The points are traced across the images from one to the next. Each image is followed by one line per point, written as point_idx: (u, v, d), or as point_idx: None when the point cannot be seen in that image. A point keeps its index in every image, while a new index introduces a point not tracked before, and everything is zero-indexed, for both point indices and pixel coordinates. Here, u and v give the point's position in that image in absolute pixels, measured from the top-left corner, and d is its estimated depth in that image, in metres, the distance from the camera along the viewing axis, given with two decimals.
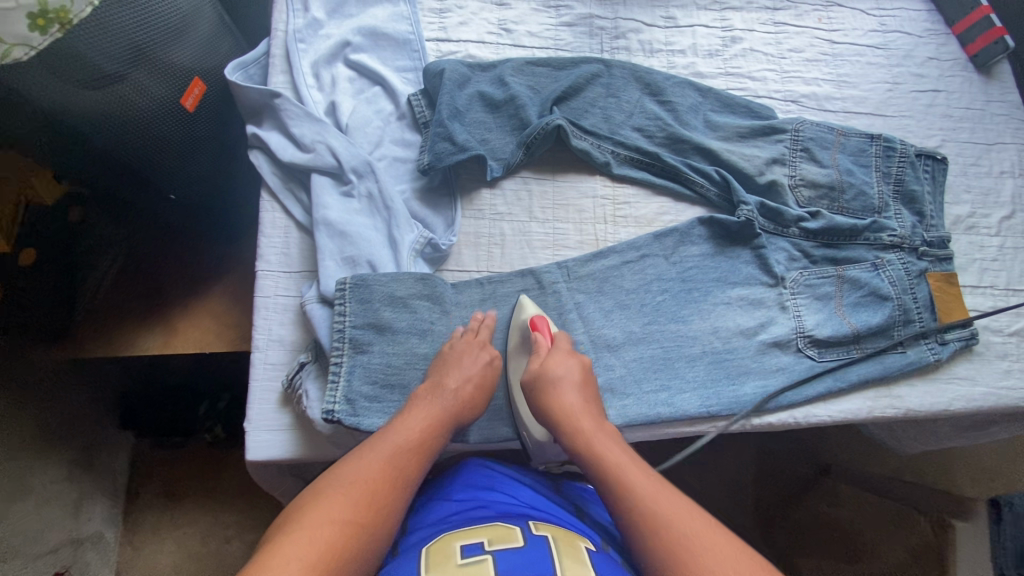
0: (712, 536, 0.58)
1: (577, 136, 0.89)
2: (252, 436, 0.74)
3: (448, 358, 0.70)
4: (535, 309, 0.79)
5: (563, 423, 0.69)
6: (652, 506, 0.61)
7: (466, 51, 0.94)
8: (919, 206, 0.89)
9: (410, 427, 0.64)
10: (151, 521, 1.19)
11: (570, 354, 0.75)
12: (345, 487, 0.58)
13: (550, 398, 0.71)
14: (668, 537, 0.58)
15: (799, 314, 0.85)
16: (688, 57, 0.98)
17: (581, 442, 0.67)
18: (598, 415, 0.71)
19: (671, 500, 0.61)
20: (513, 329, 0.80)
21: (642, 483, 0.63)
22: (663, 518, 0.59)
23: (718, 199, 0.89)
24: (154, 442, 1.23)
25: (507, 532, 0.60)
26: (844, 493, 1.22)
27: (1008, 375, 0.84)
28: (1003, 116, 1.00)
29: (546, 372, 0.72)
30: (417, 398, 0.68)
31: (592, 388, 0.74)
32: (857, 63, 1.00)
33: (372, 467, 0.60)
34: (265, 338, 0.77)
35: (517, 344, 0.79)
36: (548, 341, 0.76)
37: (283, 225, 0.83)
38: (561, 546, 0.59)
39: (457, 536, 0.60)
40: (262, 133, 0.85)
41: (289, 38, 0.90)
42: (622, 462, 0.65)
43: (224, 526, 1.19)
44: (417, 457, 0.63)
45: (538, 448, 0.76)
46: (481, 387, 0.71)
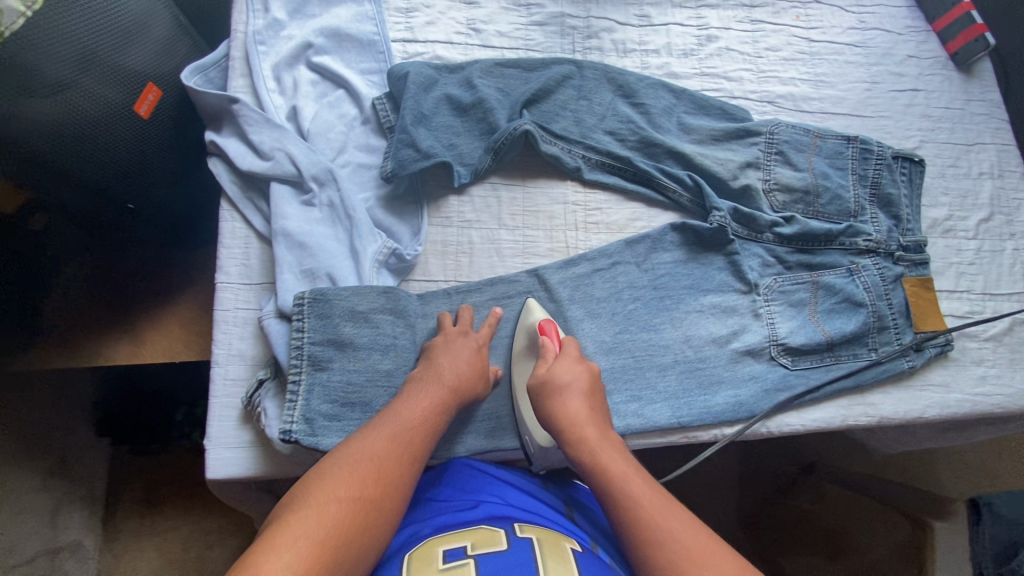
0: (720, 555, 0.55)
1: (547, 141, 0.87)
2: (212, 454, 0.72)
3: (435, 347, 0.71)
4: (543, 313, 0.78)
5: (566, 432, 0.66)
6: (656, 519, 0.57)
7: (433, 52, 0.92)
8: (895, 210, 0.88)
9: (413, 407, 0.64)
10: (130, 530, 1.13)
11: (577, 359, 0.73)
12: (350, 465, 0.57)
13: (554, 405, 0.68)
14: (672, 553, 0.55)
15: (772, 321, 0.84)
16: (662, 57, 0.96)
17: (586, 452, 0.64)
18: (603, 425, 0.68)
19: (676, 513, 0.58)
20: (520, 332, 0.78)
21: (646, 495, 0.60)
22: (667, 532, 0.56)
23: (691, 205, 0.88)
24: (133, 449, 1.16)
25: (490, 535, 0.58)
26: (827, 491, 1.21)
27: (983, 382, 0.83)
28: (983, 115, 0.98)
29: (551, 378, 0.70)
30: (418, 379, 0.68)
31: (599, 397, 0.71)
32: (835, 62, 0.98)
33: (378, 443, 0.59)
34: (224, 353, 0.75)
35: (523, 348, 0.77)
36: (555, 345, 0.75)
37: (243, 235, 0.80)
38: (545, 547, 0.57)
39: (440, 541, 0.58)
40: (220, 140, 0.82)
41: (249, 40, 0.87)
42: (627, 473, 0.62)
43: (205, 535, 1.14)
44: (423, 435, 0.63)
45: (541, 452, 0.74)
46: (478, 371, 0.71)
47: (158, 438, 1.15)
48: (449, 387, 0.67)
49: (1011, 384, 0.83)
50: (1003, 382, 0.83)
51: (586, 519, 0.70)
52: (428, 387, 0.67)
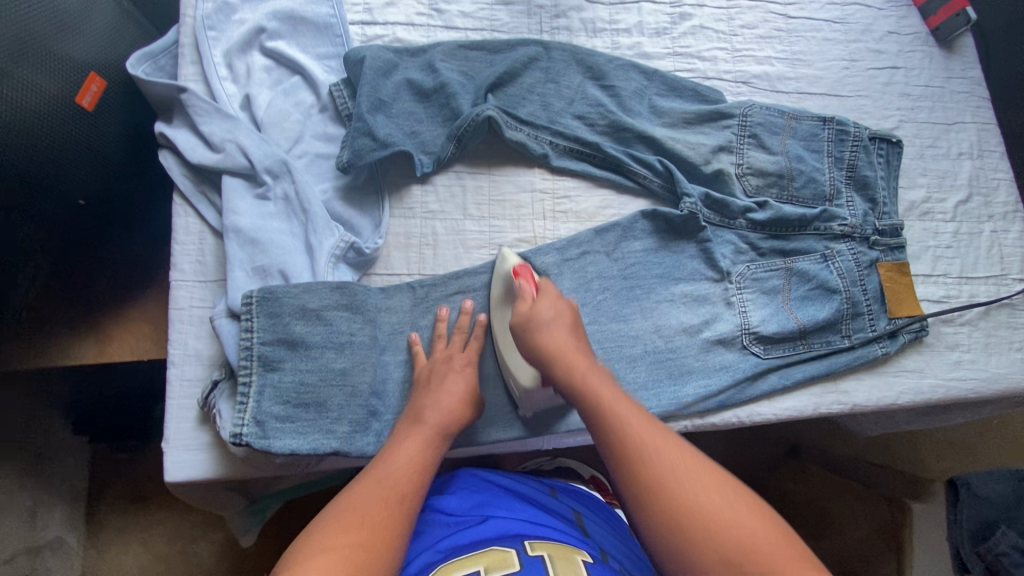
0: (701, 473, 0.53)
1: (512, 126, 0.83)
2: (170, 457, 0.69)
3: (432, 380, 0.68)
4: (519, 260, 0.76)
5: (550, 359, 0.65)
6: (644, 440, 0.56)
7: (394, 35, 0.88)
8: (872, 192, 0.86)
9: (402, 451, 0.61)
10: (114, 525, 1.10)
11: (558, 297, 0.70)
12: (343, 529, 0.51)
13: (537, 338, 0.66)
14: (650, 466, 0.54)
15: (744, 309, 0.82)
16: (633, 37, 0.92)
17: (574, 375, 0.63)
18: (589, 354, 0.66)
19: (660, 431, 0.57)
20: (498, 279, 0.76)
21: (632, 416, 0.58)
22: (655, 455, 0.54)
23: (662, 191, 0.85)
24: (113, 445, 1.14)
25: (502, 558, 0.55)
26: (811, 473, 1.19)
27: (957, 367, 0.82)
28: (963, 93, 0.95)
29: (534, 315, 0.68)
30: (401, 428, 0.64)
31: (582, 330, 0.69)
32: (813, 39, 0.95)
33: (370, 500, 0.55)
34: (180, 353, 0.73)
35: (502, 295, 0.75)
36: (532, 288, 0.72)
37: (197, 230, 0.77)
38: (559, 563, 0.54)
39: (451, 567, 0.55)
40: (169, 131, 0.79)
41: (198, 24, 0.82)
42: (611, 394, 0.60)
43: (190, 527, 1.11)
44: (416, 480, 0.58)
45: (527, 397, 0.72)
46: (466, 403, 0.68)
47: (143, 436, 1.12)
48: (433, 424, 0.64)
49: (985, 368, 0.82)
50: (977, 367, 0.82)
51: (594, 526, 0.68)
52: (415, 430, 0.63)
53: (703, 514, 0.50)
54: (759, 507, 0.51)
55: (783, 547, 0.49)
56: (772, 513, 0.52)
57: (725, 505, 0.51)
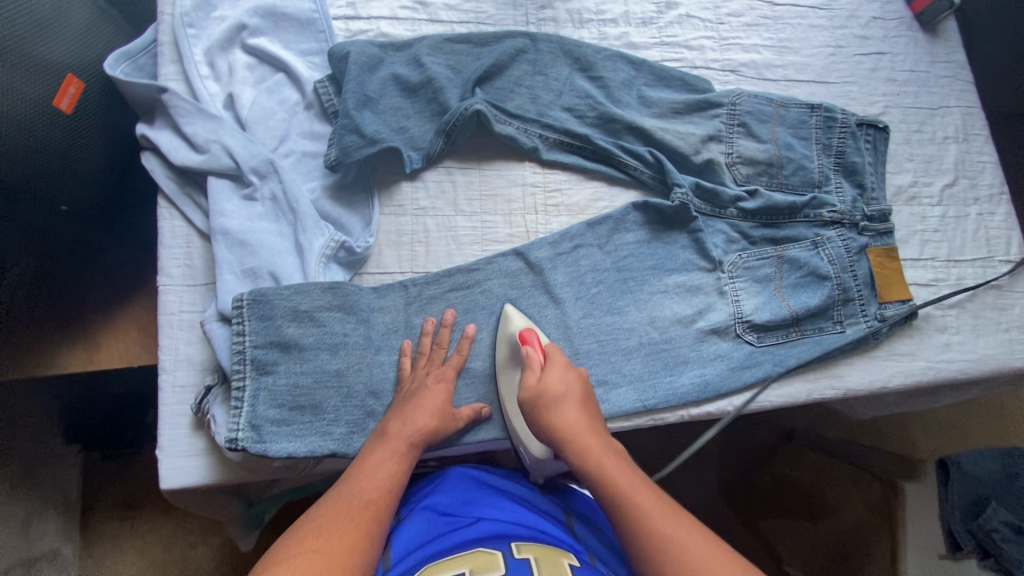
0: (729, 569, 0.53)
1: (501, 120, 0.83)
2: (165, 464, 0.69)
3: (406, 394, 0.68)
4: (523, 321, 0.75)
5: (567, 444, 0.63)
6: (662, 530, 0.56)
7: (378, 29, 0.86)
8: (861, 177, 0.86)
9: (376, 463, 0.61)
10: (110, 534, 1.09)
11: (566, 366, 0.68)
12: (309, 543, 0.53)
13: (551, 418, 0.64)
14: (679, 563, 0.54)
15: (737, 298, 0.82)
16: (620, 27, 0.91)
17: (589, 461, 0.61)
18: (603, 434, 0.65)
19: (683, 521, 0.57)
20: (502, 341, 0.75)
21: (655, 507, 0.57)
22: (672, 544, 0.55)
23: (652, 182, 0.85)
24: (104, 453, 1.11)
25: (489, 559, 0.55)
26: (806, 457, 1.21)
27: (947, 349, 0.83)
28: (948, 77, 0.96)
29: (545, 392, 0.65)
30: (368, 441, 0.64)
31: (593, 403, 0.68)
32: (799, 26, 0.95)
33: (338, 515, 0.55)
34: (171, 359, 0.72)
35: (507, 357, 0.73)
36: (539, 354, 0.70)
37: (184, 233, 0.76)
38: (544, 567, 0.55)
39: (439, 565, 0.55)
40: (151, 132, 0.77)
41: (177, 22, 0.81)
42: (631, 483, 0.59)
43: (186, 533, 1.10)
44: (385, 493, 0.59)
45: (537, 464, 0.73)
46: (443, 415, 0.67)
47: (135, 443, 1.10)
48: (405, 436, 0.63)
49: (974, 350, 0.83)
50: (965, 348, 0.83)
51: (586, 531, 0.69)
52: (383, 444, 0.63)
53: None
54: None
55: None
56: None
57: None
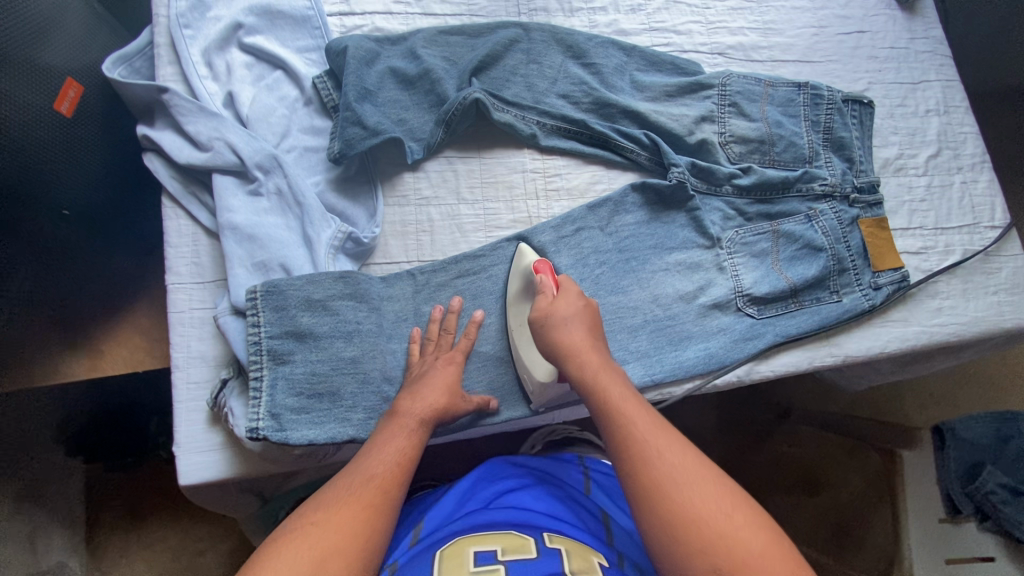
0: (705, 480, 0.55)
1: (498, 108, 0.84)
2: (182, 460, 0.69)
3: (418, 373, 0.69)
4: (537, 256, 0.77)
5: (566, 358, 0.67)
6: (644, 437, 0.58)
7: (373, 24, 0.87)
8: (848, 152, 0.89)
9: (386, 445, 0.60)
10: (117, 546, 1.08)
11: (577, 295, 0.71)
12: (309, 517, 0.53)
13: (555, 334, 0.68)
14: (654, 466, 0.56)
15: (736, 273, 0.85)
16: (610, 14, 0.93)
17: (586, 374, 0.65)
18: (604, 354, 0.68)
19: (667, 434, 0.59)
20: (516, 274, 0.77)
21: (642, 419, 0.60)
22: (652, 450, 0.57)
23: (649, 163, 0.87)
24: (108, 466, 1.10)
25: (521, 543, 0.57)
26: (803, 434, 1.25)
27: (940, 313, 0.86)
28: (927, 52, 0.99)
29: (552, 313, 0.69)
30: (381, 423, 0.64)
31: (599, 330, 0.71)
32: (782, 8, 0.98)
33: (346, 493, 0.55)
34: (184, 356, 0.72)
35: (520, 290, 0.76)
36: (552, 283, 0.73)
37: (190, 232, 0.77)
38: (575, 558, 0.56)
39: (471, 541, 0.58)
40: (153, 133, 0.77)
41: (172, 24, 0.81)
42: (623, 395, 0.63)
43: (196, 540, 1.10)
44: (396, 474, 0.58)
45: (540, 391, 0.73)
46: (452, 393, 0.68)
47: (137, 454, 1.09)
48: (414, 415, 0.63)
49: (966, 313, 0.86)
50: (957, 312, 0.86)
51: (619, 530, 0.69)
52: (395, 423, 0.63)
53: (701, 519, 0.53)
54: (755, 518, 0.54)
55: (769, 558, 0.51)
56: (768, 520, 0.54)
57: (725, 514, 0.53)
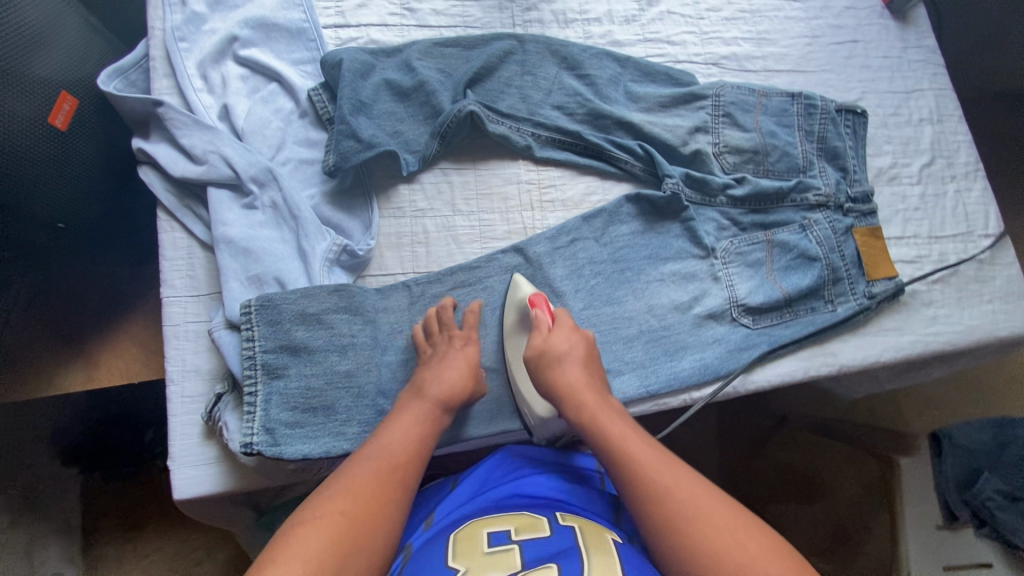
0: (721, 510, 0.58)
1: (493, 120, 0.84)
2: (177, 474, 0.69)
3: (432, 355, 0.71)
4: (532, 288, 0.78)
5: (565, 398, 0.68)
6: (656, 475, 0.60)
7: (368, 36, 0.87)
8: (842, 161, 0.89)
9: (405, 428, 0.63)
10: (114, 556, 1.08)
11: (572, 329, 0.73)
12: (333, 505, 0.55)
13: (552, 373, 0.69)
14: (666, 503, 0.58)
15: (731, 283, 0.85)
16: (605, 25, 0.94)
17: (587, 416, 0.66)
18: (602, 391, 0.70)
19: (674, 469, 0.61)
20: (511, 307, 0.78)
21: (646, 453, 0.62)
22: (667, 488, 0.59)
23: (643, 174, 0.87)
24: (105, 475, 1.09)
25: (534, 523, 0.60)
26: (800, 438, 1.24)
27: (934, 322, 0.86)
28: (920, 62, 1.00)
29: (549, 349, 0.70)
30: (402, 400, 0.67)
31: (597, 363, 0.72)
32: (775, 18, 0.98)
33: (369, 476, 0.58)
34: (179, 370, 0.72)
35: (516, 323, 0.77)
36: (548, 317, 0.74)
37: (185, 245, 0.77)
38: (589, 536, 0.58)
39: (485, 522, 0.60)
40: (148, 146, 0.77)
41: (168, 36, 0.81)
42: (624, 431, 0.65)
43: (192, 550, 1.10)
44: (414, 457, 0.61)
45: (541, 425, 0.74)
46: (472, 375, 0.70)
47: (137, 461, 1.09)
48: (433, 397, 0.66)
49: (959, 321, 0.87)
50: (951, 320, 0.87)
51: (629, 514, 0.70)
52: (414, 406, 0.66)
53: (718, 555, 0.54)
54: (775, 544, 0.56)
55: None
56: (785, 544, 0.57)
57: (742, 545, 0.55)
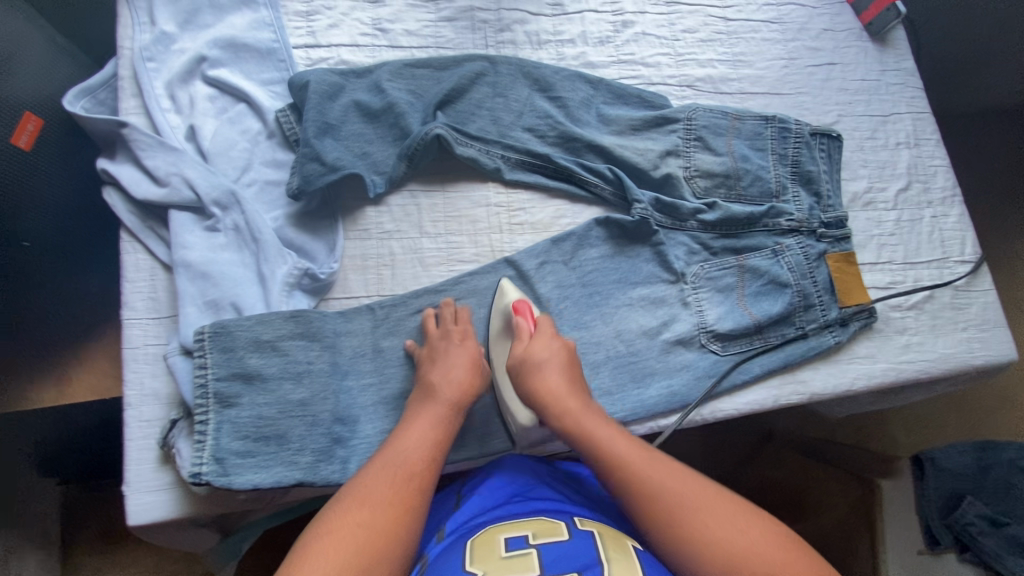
0: (712, 502, 0.60)
1: (461, 143, 0.84)
2: (132, 500, 0.68)
3: (438, 352, 0.71)
4: (517, 293, 0.79)
5: (547, 406, 0.68)
6: (645, 475, 0.62)
7: (339, 56, 0.87)
8: (816, 186, 0.88)
9: (416, 431, 0.64)
10: (92, 567, 1.07)
11: (552, 337, 0.73)
12: (352, 514, 0.56)
13: (534, 382, 0.69)
14: (664, 503, 0.60)
15: (700, 308, 0.84)
16: (578, 47, 0.93)
17: (570, 424, 0.67)
18: (584, 396, 0.70)
19: (666, 467, 0.63)
20: (496, 314, 0.79)
21: (633, 455, 0.63)
22: (656, 485, 0.61)
23: (613, 198, 0.87)
24: (84, 485, 1.09)
25: (552, 527, 0.59)
26: (785, 458, 1.24)
27: (907, 349, 0.85)
28: (899, 84, 0.99)
29: (529, 357, 0.71)
30: (416, 403, 0.68)
31: (577, 368, 0.72)
32: (752, 40, 0.98)
33: (386, 480, 0.59)
34: (137, 394, 0.72)
35: (500, 329, 0.78)
36: (529, 324, 0.75)
37: (148, 266, 0.76)
38: (608, 542, 0.58)
39: (501, 528, 0.59)
40: (113, 167, 0.77)
41: (136, 57, 0.81)
42: (611, 434, 0.65)
43: (170, 562, 1.08)
44: (429, 462, 0.62)
45: (522, 432, 0.75)
46: (476, 370, 0.72)
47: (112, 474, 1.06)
48: (445, 399, 0.68)
49: (933, 349, 0.85)
50: (925, 349, 0.85)
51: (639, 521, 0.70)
52: (426, 409, 0.67)
53: (718, 545, 0.57)
54: (766, 528, 0.58)
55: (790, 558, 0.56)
56: (776, 524, 0.59)
57: (740, 532, 0.58)
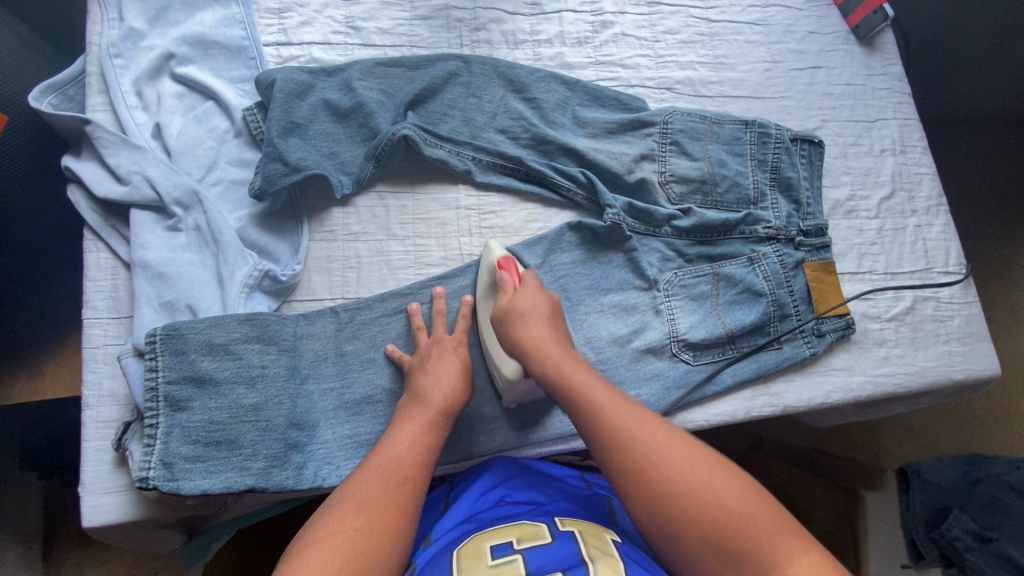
0: (681, 451, 0.57)
1: (431, 144, 0.82)
2: (86, 502, 0.67)
3: (429, 359, 0.70)
4: (504, 252, 0.76)
5: (527, 352, 0.66)
6: (617, 420, 0.59)
7: (310, 54, 0.86)
8: (795, 193, 0.86)
9: (404, 437, 0.61)
10: (72, 562, 1.04)
11: (537, 289, 0.71)
12: (345, 523, 0.53)
13: (515, 330, 0.67)
14: (626, 447, 0.57)
15: (672, 316, 0.82)
16: (555, 47, 0.92)
17: (548, 367, 0.64)
18: (565, 345, 0.67)
19: (636, 415, 0.60)
20: (483, 271, 0.76)
21: (607, 401, 0.61)
22: (627, 430, 0.58)
23: (585, 202, 0.85)
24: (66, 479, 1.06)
25: (535, 530, 0.57)
26: (773, 467, 1.18)
27: (886, 362, 0.83)
28: (885, 89, 0.96)
29: (512, 307, 0.68)
30: (405, 408, 0.66)
31: (561, 320, 0.70)
32: (734, 42, 0.96)
33: (375, 487, 0.56)
34: (95, 395, 0.71)
35: (487, 286, 0.75)
36: (515, 279, 0.72)
37: (110, 265, 0.75)
38: (589, 538, 0.55)
39: (485, 536, 0.57)
40: (76, 164, 0.76)
41: (103, 53, 0.80)
42: (589, 382, 0.63)
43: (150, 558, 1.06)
44: (419, 467, 0.59)
45: (509, 386, 0.72)
46: (465, 379, 0.69)
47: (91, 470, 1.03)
48: (436, 406, 0.65)
49: (912, 363, 0.83)
50: (904, 361, 0.83)
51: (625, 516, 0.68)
52: (414, 415, 0.64)
53: (679, 490, 0.54)
54: (736, 480, 0.55)
55: (756, 512, 0.53)
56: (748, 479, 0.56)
57: (704, 484, 0.54)
